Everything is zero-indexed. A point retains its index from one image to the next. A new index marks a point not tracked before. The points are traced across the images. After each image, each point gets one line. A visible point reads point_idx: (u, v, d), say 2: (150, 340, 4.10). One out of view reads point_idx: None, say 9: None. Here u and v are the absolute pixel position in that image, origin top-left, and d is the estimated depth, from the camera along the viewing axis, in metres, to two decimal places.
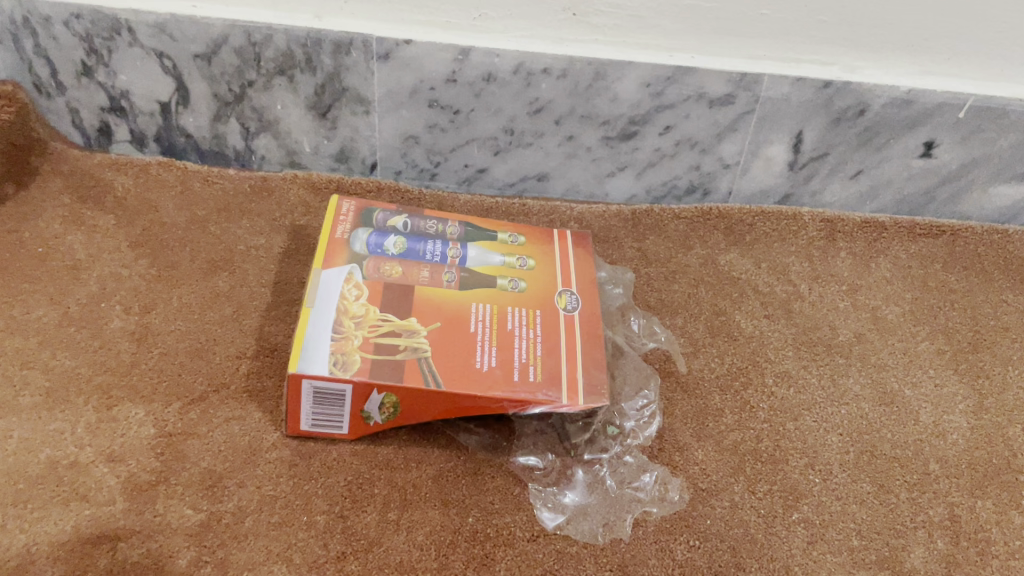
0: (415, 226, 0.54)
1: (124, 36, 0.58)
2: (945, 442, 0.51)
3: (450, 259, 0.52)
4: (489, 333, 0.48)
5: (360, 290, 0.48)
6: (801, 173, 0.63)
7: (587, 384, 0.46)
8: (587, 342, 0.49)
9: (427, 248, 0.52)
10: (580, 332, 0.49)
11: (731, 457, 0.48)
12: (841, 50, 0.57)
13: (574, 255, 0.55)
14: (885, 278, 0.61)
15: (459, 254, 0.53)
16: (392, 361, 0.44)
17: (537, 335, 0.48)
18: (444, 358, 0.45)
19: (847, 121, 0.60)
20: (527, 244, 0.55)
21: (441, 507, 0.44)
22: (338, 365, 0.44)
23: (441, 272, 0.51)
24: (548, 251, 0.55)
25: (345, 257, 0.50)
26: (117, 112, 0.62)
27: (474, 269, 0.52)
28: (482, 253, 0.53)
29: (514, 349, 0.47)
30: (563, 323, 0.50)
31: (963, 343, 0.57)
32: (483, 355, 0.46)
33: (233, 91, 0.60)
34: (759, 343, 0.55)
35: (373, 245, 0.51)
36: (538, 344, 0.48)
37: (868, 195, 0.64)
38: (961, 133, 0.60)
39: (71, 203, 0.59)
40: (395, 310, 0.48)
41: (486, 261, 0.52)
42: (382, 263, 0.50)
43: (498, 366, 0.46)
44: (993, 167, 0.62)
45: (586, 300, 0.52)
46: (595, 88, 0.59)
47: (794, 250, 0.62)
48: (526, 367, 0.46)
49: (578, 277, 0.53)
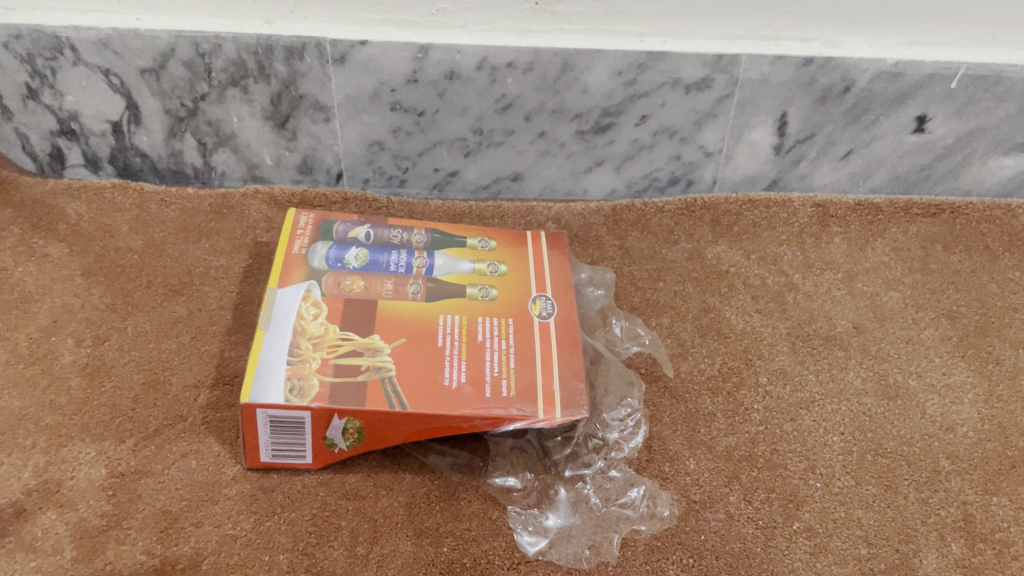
0: (379, 235, 0.51)
1: (67, 55, 0.55)
2: (956, 436, 0.47)
3: (416, 269, 0.49)
4: (458, 347, 0.45)
5: (319, 309, 0.45)
6: (788, 156, 0.60)
7: (564, 396, 0.43)
8: (564, 351, 0.46)
9: (391, 258, 0.49)
10: (556, 340, 0.46)
11: (725, 465, 0.45)
12: (821, 25, 0.54)
13: (549, 258, 0.52)
14: (884, 262, 0.57)
15: (426, 263, 0.50)
16: (353, 383, 0.42)
17: (509, 346, 0.46)
18: (410, 377, 0.43)
19: (832, 99, 0.56)
20: (499, 249, 0.52)
21: (413, 538, 0.41)
22: (295, 392, 0.41)
23: (406, 283, 0.48)
24: (521, 255, 0.52)
25: (302, 274, 0.47)
26: (68, 135, 0.59)
27: (442, 279, 0.49)
28: (450, 261, 0.50)
29: (485, 362, 0.44)
30: (538, 331, 0.47)
31: (969, 328, 0.53)
32: (452, 370, 0.43)
33: (186, 105, 0.58)
34: (752, 340, 0.52)
35: (333, 260, 0.48)
36: (510, 356, 0.45)
37: (860, 176, 0.61)
38: (955, 104, 0.57)
39: (22, 233, 0.56)
40: (357, 328, 0.45)
41: (455, 269, 0.49)
42: (343, 278, 0.47)
43: (469, 383, 0.43)
44: (991, 139, 0.58)
45: (563, 305, 0.49)
46: (564, 80, 0.56)
47: (786, 238, 0.59)
48: (499, 381, 0.44)
49: (554, 282, 0.50)
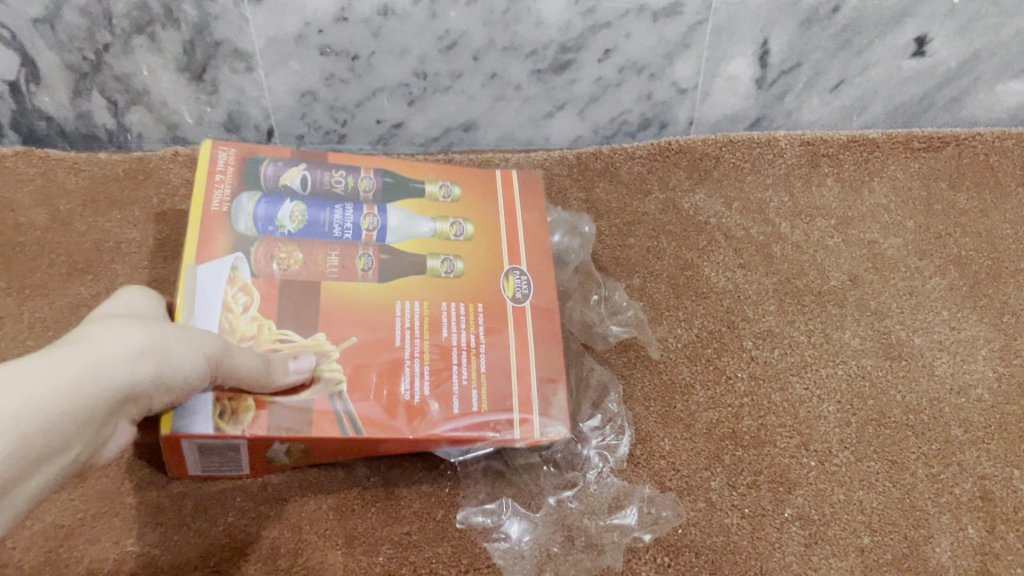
0: (318, 181, 0.43)
1: None
2: (968, 400, 0.42)
3: (364, 233, 0.41)
4: (420, 346, 0.39)
5: (249, 296, 0.38)
6: (771, 91, 0.53)
7: (543, 410, 0.39)
8: (541, 349, 0.40)
9: (334, 217, 0.41)
10: (531, 333, 0.41)
11: (705, 445, 0.40)
12: None
13: (523, 217, 0.45)
14: (883, 205, 0.51)
15: (376, 222, 0.42)
16: (297, 403, 0.36)
17: (480, 343, 0.40)
18: (366, 389, 0.37)
19: (819, 21, 0.50)
20: (461, 202, 0.44)
21: (344, 546, 0.36)
22: (226, 417, 0.34)
23: (354, 255, 0.41)
24: (488, 209, 0.45)
25: (225, 243, 0.39)
26: None
27: (396, 246, 0.42)
28: (406, 221, 0.43)
29: (451, 366, 0.39)
30: (512, 319, 0.41)
31: (980, 275, 0.47)
32: (415, 381, 0.38)
33: (88, 59, 0.51)
34: (734, 298, 0.46)
35: (263, 223, 0.40)
36: (480, 358, 0.40)
37: (853, 109, 0.55)
38: (958, 22, 0.50)
39: None
40: (297, 323, 0.38)
41: (411, 233, 0.42)
42: (276, 248, 0.40)
43: (431, 398, 0.38)
44: (999, 62, 0.52)
45: (542, 288, 0.43)
46: (515, 12, 0.49)
47: (771, 182, 0.52)
48: (467, 392, 0.38)
49: (529, 254, 0.44)
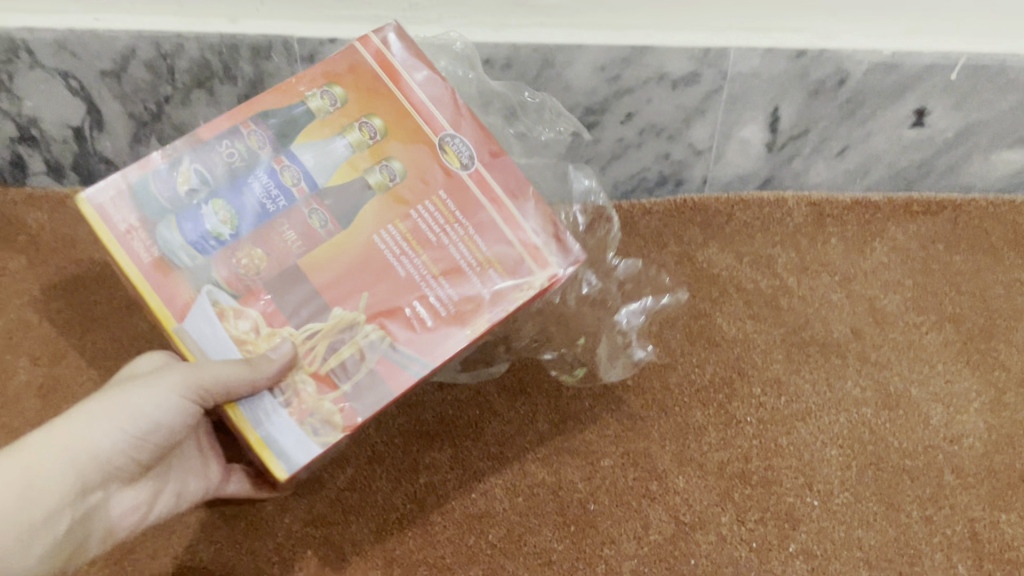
0: (208, 163, 0.37)
1: (23, 58, 0.52)
2: (960, 448, 0.47)
3: (296, 188, 0.37)
4: (414, 264, 0.36)
5: (249, 318, 0.35)
6: (781, 153, 0.57)
7: (546, 239, 0.37)
8: (507, 187, 0.37)
9: (260, 186, 0.37)
10: (497, 184, 0.37)
11: (716, 482, 0.45)
12: (815, 15, 0.51)
13: (409, 81, 0.38)
14: (883, 264, 0.54)
15: (296, 171, 0.37)
16: (361, 379, 0.35)
17: (468, 232, 0.37)
18: (392, 326, 0.36)
19: (826, 93, 0.54)
20: (348, 97, 0.38)
21: (384, 566, 0.43)
22: (319, 429, 0.34)
23: (311, 218, 0.36)
24: (376, 88, 0.38)
25: (180, 283, 0.35)
26: (28, 142, 0.57)
27: (332, 184, 0.37)
28: (316, 151, 0.37)
29: (461, 266, 0.36)
30: (479, 184, 0.37)
31: (973, 332, 0.51)
32: (434, 298, 0.36)
33: (150, 109, 0.56)
34: (744, 348, 0.50)
35: (197, 244, 0.35)
36: (479, 241, 0.37)
37: (857, 174, 0.58)
38: (956, 97, 0.53)
39: None
40: (294, 312, 0.35)
41: (334, 158, 0.37)
42: (234, 254, 0.36)
43: (456, 312, 0.36)
44: (993, 133, 0.55)
45: (471, 131, 0.38)
46: (545, 77, 0.53)
47: (779, 240, 0.55)
48: (488, 278, 0.36)
49: (442, 106, 0.38)
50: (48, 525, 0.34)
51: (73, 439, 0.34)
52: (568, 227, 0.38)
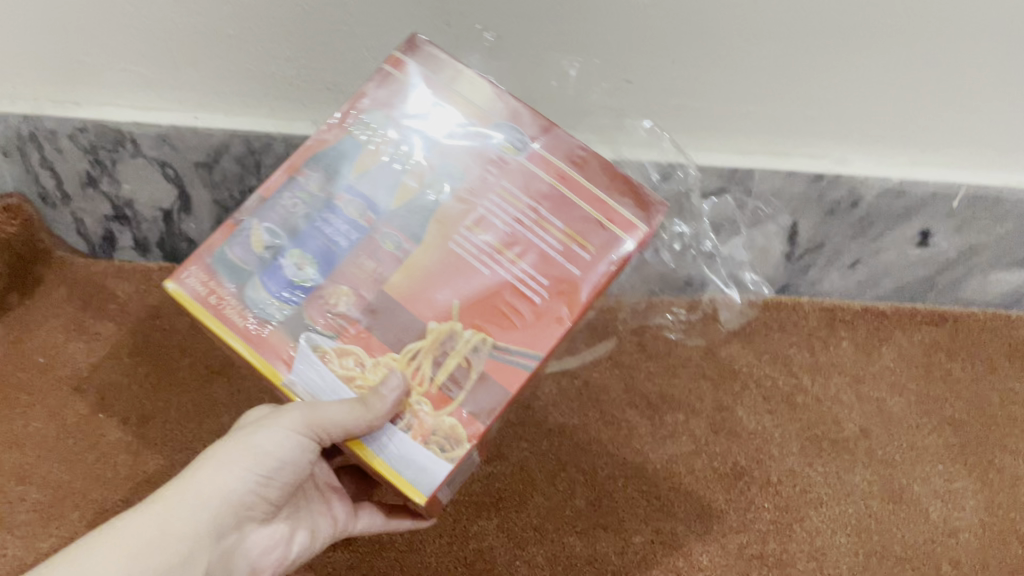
0: (282, 216, 0.41)
1: (127, 147, 0.60)
2: (956, 541, 0.53)
3: (363, 219, 0.41)
4: (497, 259, 0.40)
5: (351, 354, 0.39)
6: (798, 264, 0.64)
7: (615, 203, 0.41)
8: (567, 166, 0.41)
9: (336, 224, 0.41)
10: (560, 164, 0.41)
11: (737, 562, 0.51)
12: (831, 144, 0.57)
13: (450, 92, 0.43)
14: (889, 368, 0.60)
15: (365, 198, 0.41)
16: (473, 389, 0.38)
17: (543, 214, 0.40)
18: (488, 320, 0.39)
19: (841, 212, 0.60)
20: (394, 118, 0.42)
21: None
22: (447, 442, 0.37)
23: (388, 242, 0.40)
24: (423, 104, 0.42)
25: (278, 336, 0.39)
26: (121, 220, 0.64)
27: (396, 204, 0.41)
28: (382, 172, 0.42)
29: (544, 247, 0.40)
30: (542, 171, 0.41)
31: (971, 436, 0.56)
32: (525, 284, 0.39)
33: (234, 196, 0.63)
34: (763, 440, 0.56)
35: (287, 296, 0.39)
36: (556, 221, 0.40)
37: (867, 284, 0.64)
38: (957, 222, 0.59)
39: (74, 311, 0.60)
40: (386, 341, 0.39)
41: (393, 182, 0.41)
42: (326, 295, 0.39)
43: (552, 287, 0.39)
44: (992, 254, 0.61)
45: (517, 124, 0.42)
46: None
47: (796, 340, 0.61)
48: (571, 247, 0.40)
49: (482, 105, 0.42)
50: (186, 568, 0.38)
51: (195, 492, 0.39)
52: (642, 184, 0.41)
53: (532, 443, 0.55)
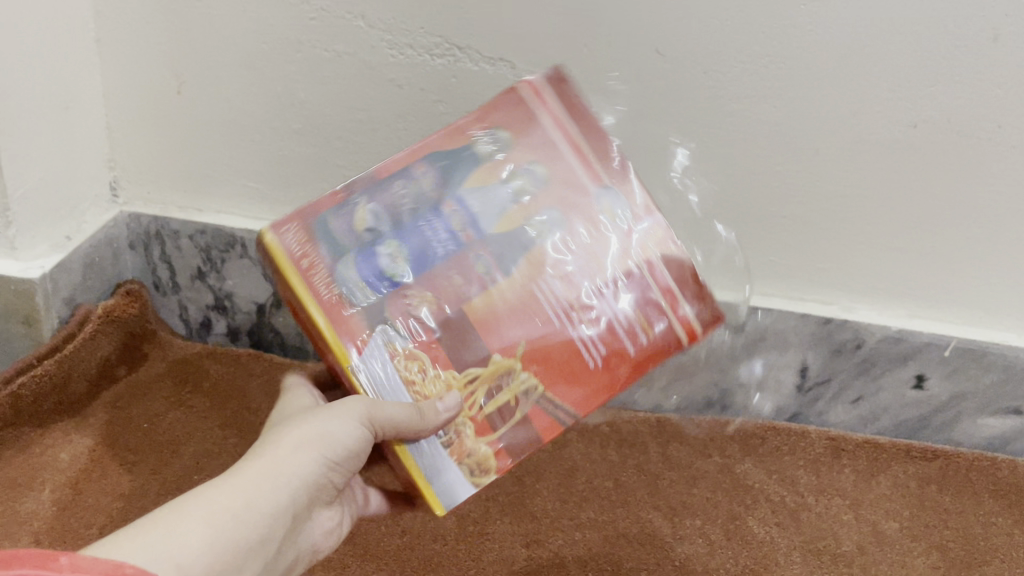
0: (383, 203, 0.48)
1: (236, 249, 0.71)
2: None
3: (462, 233, 0.48)
4: (567, 309, 0.48)
5: (417, 360, 0.47)
6: (808, 395, 0.72)
7: (680, 300, 0.47)
8: (649, 241, 0.48)
9: (433, 232, 0.48)
10: (644, 242, 0.48)
11: None
12: (837, 293, 0.69)
13: (566, 130, 0.49)
14: (886, 495, 0.67)
15: (461, 215, 0.49)
16: (514, 429, 0.47)
17: (617, 279, 0.48)
18: (548, 363, 0.47)
19: (846, 353, 0.69)
20: (512, 142, 0.49)
21: None
22: (477, 470, 0.46)
23: (472, 262, 0.48)
24: (539, 138, 0.49)
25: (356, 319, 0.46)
26: (219, 310, 0.74)
27: (495, 229, 0.48)
28: (482, 190, 0.49)
29: (608, 312, 0.47)
30: (625, 238, 0.48)
31: (958, 560, 0.63)
32: (587, 340, 0.47)
33: None
34: (771, 548, 0.62)
35: (372, 282, 0.47)
36: (623, 290, 0.48)
37: (869, 419, 0.72)
38: (948, 369, 0.68)
39: (174, 386, 0.70)
40: (452, 351, 0.47)
41: (498, 208, 0.49)
42: (410, 297, 0.47)
43: (604, 356, 0.47)
44: (979, 401, 0.69)
45: (628, 200, 0.48)
46: None
47: (803, 463, 0.69)
48: (631, 325, 0.47)
49: (595, 160, 0.49)
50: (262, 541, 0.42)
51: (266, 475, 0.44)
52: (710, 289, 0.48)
53: (567, 532, 0.62)
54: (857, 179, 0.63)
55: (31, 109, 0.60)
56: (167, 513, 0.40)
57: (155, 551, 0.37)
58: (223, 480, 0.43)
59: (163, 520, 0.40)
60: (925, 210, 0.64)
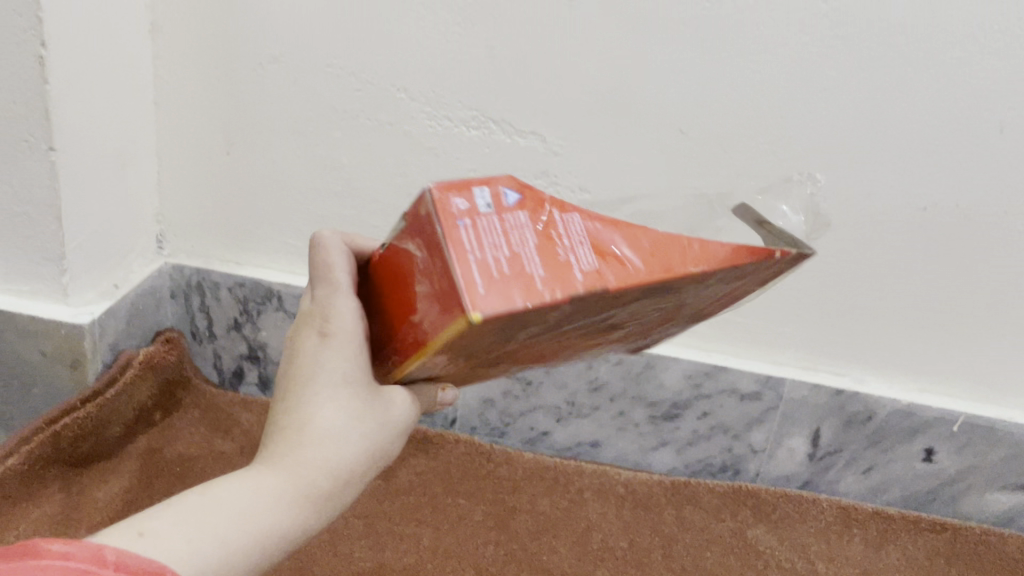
0: (523, 235, 0.32)
1: (272, 302, 0.74)
2: None
3: (588, 329, 0.38)
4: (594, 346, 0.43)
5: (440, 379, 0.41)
6: (819, 463, 0.74)
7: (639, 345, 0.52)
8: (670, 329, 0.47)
9: (569, 323, 0.36)
10: (668, 329, 0.47)
11: None
12: (850, 365, 0.71)
13: (731, 277, 0.38)
14: (894, 566, 0.69)
15: (604, 322, 0.38)
16: None
17: (635, 336, 0.46)
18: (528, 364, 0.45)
19: (857, 424, 0.71)
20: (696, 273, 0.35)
21: None
22: None
23: (561, 340, 0.39)
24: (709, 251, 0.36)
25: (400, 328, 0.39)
26: (252, 360, 0.78)
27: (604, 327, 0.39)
28: (636, 314, 0.38)
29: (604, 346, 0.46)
30: (669, 327, 0.46)
31: None
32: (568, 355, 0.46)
33: None
34: None
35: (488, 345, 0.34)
36: (626, 340, 0.46)
37: (878, 489, 0.74)
38: (956, 444, 0.70)
39: (206, 432, 0.73)
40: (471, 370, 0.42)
41: (633, 317, 0.39)
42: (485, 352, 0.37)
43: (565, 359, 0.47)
44: (987, 476, 0.71)
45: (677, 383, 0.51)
46: (645, 375, 0.72)
47: (813, 531, 0.71)
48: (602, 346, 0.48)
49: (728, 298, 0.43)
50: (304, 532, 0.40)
51: (303, 464, 0.38)
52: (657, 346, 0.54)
53: None
54: (869, 259, 0.66)
55: (93, 166, 0.64)
56: (197, 504, 0.37)
57: (181, 560, 0.34)
58: (272, 478, 0.38)
59: (192, 517, 0.36)
60: (935, 289, 0.67)
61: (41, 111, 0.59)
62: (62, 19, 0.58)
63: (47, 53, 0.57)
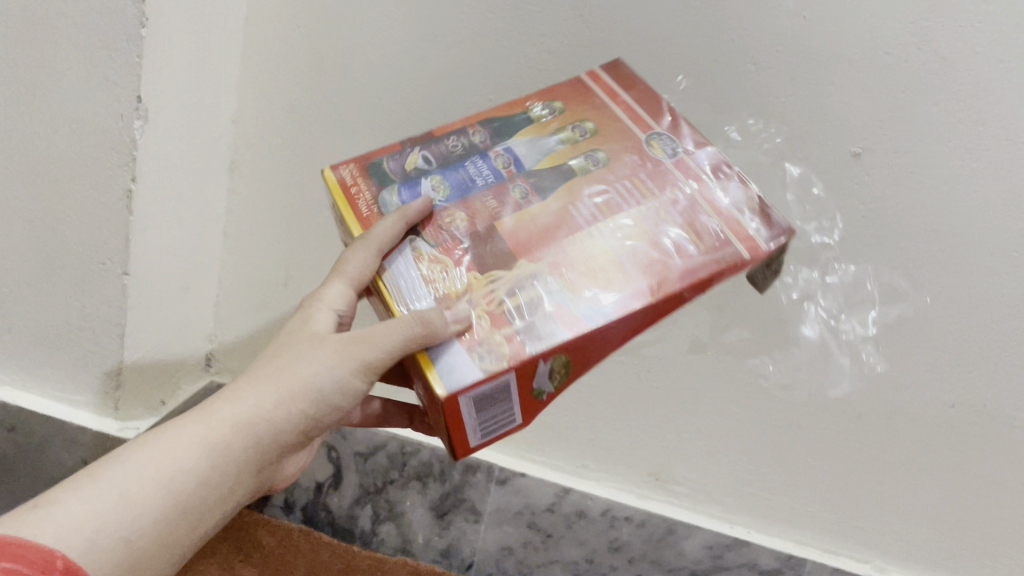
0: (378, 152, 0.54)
1: None
2: None
3: (507, 170, 0.51)
4: (593, 217, 0.49)
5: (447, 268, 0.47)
6: None
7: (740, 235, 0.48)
8: (693, 189, 0.50)
9: (473, 172, 0.52)
10: (698, 207, 0.49)
11: None
12: (872, 551, 0.71)
13: (608, 99, 0.55)
14: None
15: (509, 158, 0.52)
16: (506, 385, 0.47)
17: (659, 208, 0.49)
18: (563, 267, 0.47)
19: None
20: (564, 107, 0.55)
21: None
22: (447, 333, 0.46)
23: (512, 193, 0.50)
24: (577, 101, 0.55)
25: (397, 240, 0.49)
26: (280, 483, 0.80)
27: (537, 165, 0.51)
28: (532, 145, 0.53)
29: (652, 231, 0.48)
30: (664, 171, 0.51)
31: None
32: (627, 258, 0.47)
33: (376, 484, 0.78)
34: None
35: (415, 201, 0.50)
36: (668, 215, 0.49)
37: None
38: None
39: (227, 553, 0.77)
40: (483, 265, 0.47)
41: (544, 151, 0.52)
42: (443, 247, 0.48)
43: (644, 267, 0.46)
44: None
45: (675, 136, 0.53)
46: (666, 540, 0.73)
47: None
48: (678, 243, 0.47)
49: (647, 122, 0.54)
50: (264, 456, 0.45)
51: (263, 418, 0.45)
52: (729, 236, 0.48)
53: None
54: (897, 450, 0.68)
55: (159, 286, 0.68)
56: (140, 473, 0.42)
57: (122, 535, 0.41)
58: (218, 415, 0.44)
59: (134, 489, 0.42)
60: (961, 486, 0.67)
61: (123, 238, 0.63)
62: (155, 158, 0.63)
63: (136, 187, 0.62)
